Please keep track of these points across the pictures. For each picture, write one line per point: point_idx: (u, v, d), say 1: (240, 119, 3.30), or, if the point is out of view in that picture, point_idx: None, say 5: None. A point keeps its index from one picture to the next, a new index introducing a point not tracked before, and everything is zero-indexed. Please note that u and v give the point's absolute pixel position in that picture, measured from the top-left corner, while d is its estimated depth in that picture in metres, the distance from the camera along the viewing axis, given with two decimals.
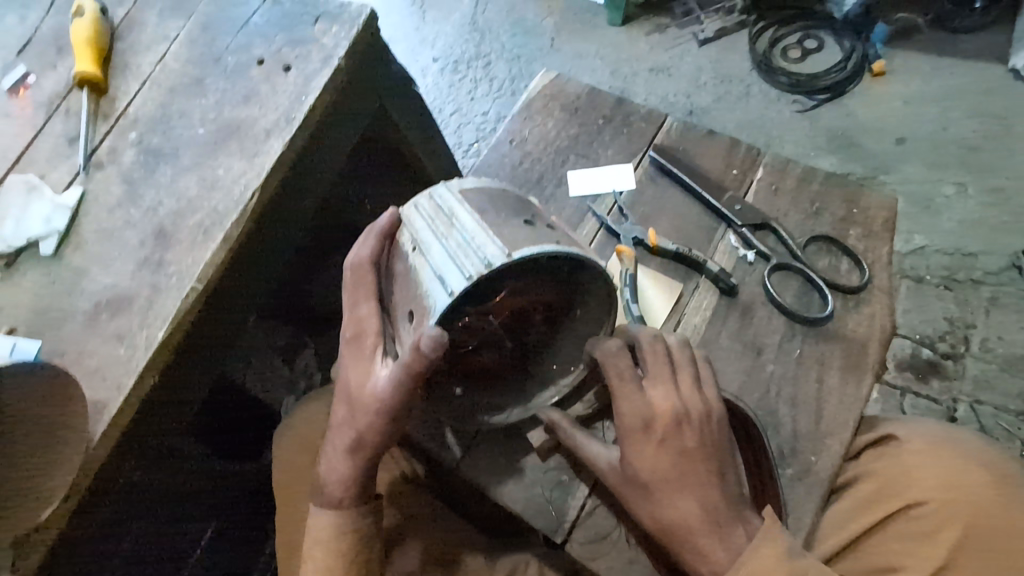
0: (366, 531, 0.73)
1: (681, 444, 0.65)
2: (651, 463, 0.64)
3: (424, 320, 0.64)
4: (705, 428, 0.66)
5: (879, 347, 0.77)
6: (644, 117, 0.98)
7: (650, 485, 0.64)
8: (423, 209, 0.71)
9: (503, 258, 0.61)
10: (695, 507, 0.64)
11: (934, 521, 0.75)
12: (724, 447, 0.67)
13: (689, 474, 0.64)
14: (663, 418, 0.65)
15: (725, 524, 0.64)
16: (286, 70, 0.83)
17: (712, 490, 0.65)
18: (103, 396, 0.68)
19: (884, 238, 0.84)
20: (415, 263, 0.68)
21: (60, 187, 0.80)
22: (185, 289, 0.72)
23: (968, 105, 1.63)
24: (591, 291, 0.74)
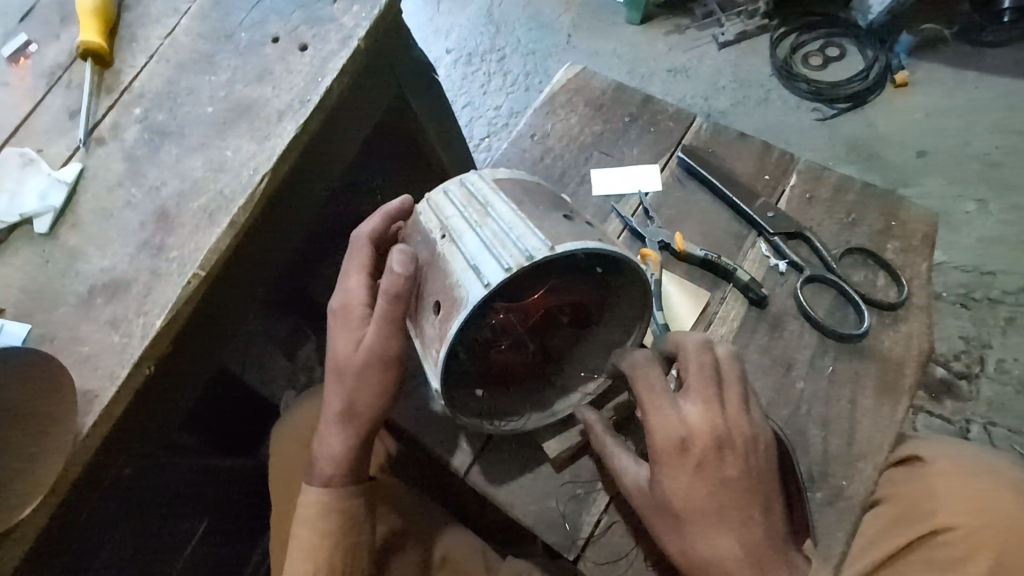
0: (355, 512, 0.68)
1: (723, 473, 0.59)
2: (684, 494, 0.58)
3: (453, 312, 0.59)
4: (751, 456, 0.60)
5: (916, 368, 0.73)
6: (673, 116, 0.94)
7: (683, 517, 0.59)
8: (455, 196, 0.67)
9: (546, 250, 0.57)
10: (731, 544, 0.58)
11: (966, 550, 0.64)
12: (768, 478, 0.61)
13: (726, 508, 0.59)
14: (702, 446, 0.59)
15: (766, 564, 0.58)
16: (302, 49, 0.79)
17: (754, 526, 0.59)
18: (94, 386, 0.63)
19: (923, 253, 0.80)
20: (445, 251, 0.63)
21: (58, 162, 0.75)
22: (187, 276, 0.68)
23: (994, 120, 1.58)
24: (624, 293, 0.70)
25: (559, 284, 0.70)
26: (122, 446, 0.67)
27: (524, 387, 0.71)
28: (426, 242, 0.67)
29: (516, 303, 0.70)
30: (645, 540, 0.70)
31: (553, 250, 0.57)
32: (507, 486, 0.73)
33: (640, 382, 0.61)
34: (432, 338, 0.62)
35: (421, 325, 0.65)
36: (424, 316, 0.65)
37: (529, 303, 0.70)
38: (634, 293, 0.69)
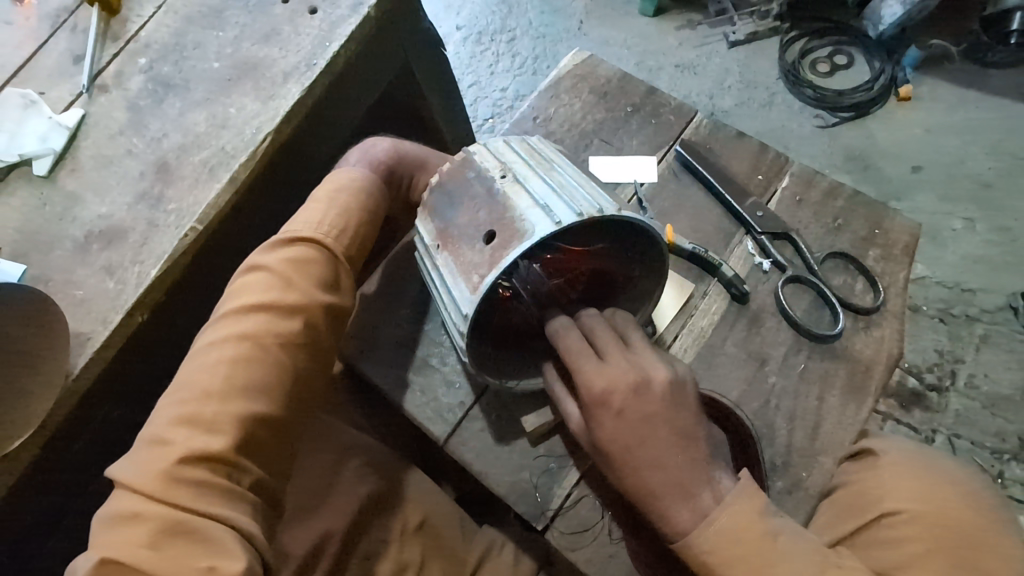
0: (355, 209, 0.70)
1: (641, 412, 0.61)
2: (612, 432, 0.61)
3: (514, 240, 0.60)
4: (669, 394, 0.63)
5: (883, 371, 0.76)
6: (674, 111, 0.95)
7: (613, 454, 0.62)
8: (517, 148, 0.69)
9: (614, 211, 0.61)
10: (663, 476, 0.60)
11: (903, 537, 0.65)
12: (691, 412, 0.63)
13: (650, 442, 0.61)
14: (617, 390, 0.62)
15: (697, 490, 0.60)
16: (312, 12, 0.79)
17: (677, 452, 0.61)
18: (87, 329, 0.64)
19: (901, 263, 0.82)
20: (506, 189, 0.64)
21: (61, 107, 0.75)
22: (183, 229, 0.69)
23: (990, 141, 1.61)
24: (639, 287, 0.74)
25: (601, 250, 0.71)
26: (113, 391, 0.69)
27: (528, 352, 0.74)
28: (481, 178, 0.67)
29: (553, 257, 0.69)
30: (611, 515, 0.72)
31: (621, 212, 0.61)
32: (484, 455, 0.75)
33: (569, 343, 0.65)
34: (477, 263, 0.62)
35: (460, 251, 0.64)
36: (467, 244, 0.64)
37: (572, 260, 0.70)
38: (647, 286, 0.73)
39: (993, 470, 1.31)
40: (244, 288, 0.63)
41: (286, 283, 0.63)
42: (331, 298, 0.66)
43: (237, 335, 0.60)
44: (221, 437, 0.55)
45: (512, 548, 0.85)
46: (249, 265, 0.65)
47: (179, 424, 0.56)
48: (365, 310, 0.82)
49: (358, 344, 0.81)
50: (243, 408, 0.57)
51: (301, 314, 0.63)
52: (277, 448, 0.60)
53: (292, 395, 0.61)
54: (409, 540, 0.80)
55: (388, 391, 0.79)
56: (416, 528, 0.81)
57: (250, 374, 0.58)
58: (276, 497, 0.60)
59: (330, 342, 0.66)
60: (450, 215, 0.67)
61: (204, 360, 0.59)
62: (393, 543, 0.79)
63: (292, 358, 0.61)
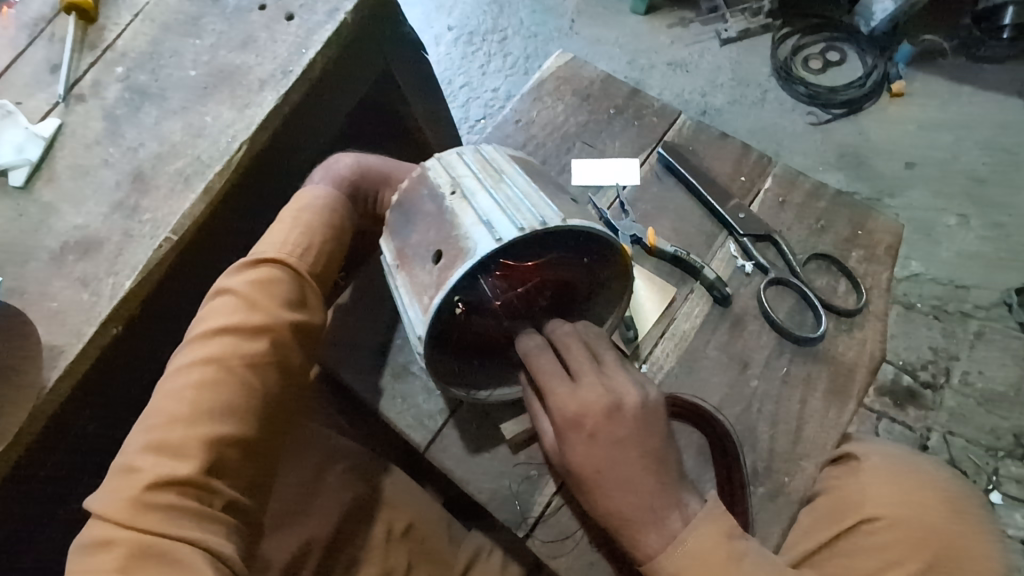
0: (320, 228, 0.71)
1: (611, 437, 0.62)
2: (584, 455, 0.61)
3: (457, 260, 0.60)
4: (640, 412, 0.63)
5: (866, 373, 0.76)
6: (657, 112, 0.95)
7: (587, 478, 0.62)
8: (470, 160, 0.69)
9: (558, 221, 0.59)
10: (631, 499, 0.60)
11: (886, 542, 0.66)
12: (661, 429, 0.64)
13: (624, 463, 0.61)
14: (589, 414, 0.62)
15: (666, 514, 0.61)
16: (288, 18, 0.79)
17: (647, 475, 0.61)
18: (61, 341, 0.64)
19: (885, 263, 0.82)
20: (454, 206, 0.64)
21: (37, 117, 0.75)
22: (159, 240, 0.69)
23: (982, 137, 1.60)
24: (610, 291, 0.73)
25: (558, 259, 0.70)
26: (90, 403, 0.68)
27: (495, 363, 0.74)
28: (432, 195, 0.67)
29: (514, 266, 0.68)
30: (592, 521, 0.72)
31: (564, 222, 0.59)
32: (465, 462, 0.75)
33: (539, 362, 0.65)
34: (427, 285, 0.62)
35: (414, 271, 0.65)
36: (419, 264, 0.65)
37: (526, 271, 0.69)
38: (616, 289, 0.72)
39: (987, 467, 1.31)
40: (211, 312, 0.64)
41: (251, 304, 0.64)
42: (297, 317, 0.66)
43: (204, 358, 0.61)
44: (189, 461, 0.56)
45: (501, 553, 0.84)
46: (216, 290, 0.66)
47: (149, 449, 0.57)
48: (345, 317, 0.82)
49: (339, 352, 0.81)
50: (211, 430, 0.58)
51: (267, 334, 0.64)
52: (248, 467, 0.61)
53: (262, 414, 0.62)
54: (392, 548, 0.79)
55: (369, 399, 0.79)
56: (400, 534, 0.80)
57: (218, 398, 0.59)
58: (251, 516, 0.61)
59: (300, 360, 0.67)
60: (406, 234, 0.68)
61: (172, 386, 0.60)
62: (377, 549, 0.79)
63: (259, 378, 0.62)
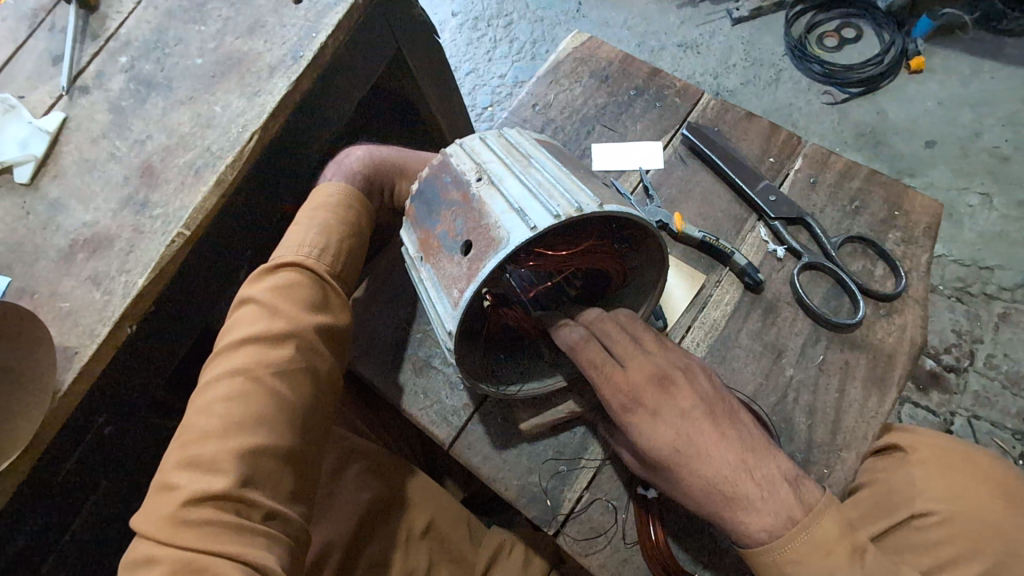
0: (339, 226, 0.70)
1: (678, 409, 0.58)
2: (652, 442, 0.58)
3: (490, 250, 0.56)
4: (695, 383, 0.60)
5: (906, 360, 0.73)
6: (679, 92, 0.91)
7: (663, 463, 0.58)
8: (493, 144, 0.65)
9: (595, 207, 0.56)
10: (715, 471, 0.55)
11: (940, 538, 0.59)
12: (722, 396, 0.60)
13: (699, 437, 0.57)
14: (648, 389, 0.59)
15: (767, 481, 0.55)
16: (296, 1, 0.76)
17: (728, 444, 0.56)
18: (75, 343, 0.62)
19: (923, 246, 0.78)
20: (481, 193, 0.60)
21: (40, 110, 0.72)
22: (170, 235, 0.66)
23: (1007, 112, 1.55)
24: (643, 278, 0.70)
25: (590, 247, 0.64)
26: (106, 405, 0.66)
27: (524, 355, 0.72)
28: (456, 182, 0.63)
29: (548, 254, 0.63)
30: (624, 517, 0.70)
31: (602, 208, 0.56)
32: (490, 458, 0.73)
33: (586, 353, 0.61)
34: (458, 276, 0.59)
35: (442, 263, 0.62)
36: (447, 255, 0.61)
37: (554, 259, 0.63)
38: (648, 278, 0.69)
39: (1014, 451, 1.27)
40: (236, 324, 0.63)
41: (274, 311, 0.62)
42: (321, 321, 0.64)
43: (231, 371, 0.59)
44: (222, 475, 0.54)
45: (524, 549, 0.81)
46: (239, 300, 0.65)
47: (183, 467, 0.56)
48: (365, 311, 0.80)
49: (359, 347, 0.78)
50: (243, 442, 0.56)
51: (292, 341, 0.62)
52: (287, 474, 0.59)
53: (294, 422, 0.60)
54: (417, 546, 0.78)
55: (391, 395, 0.76)
56: (423, 533, 0.79)
57: (249, 407, 0.58)
58: (297, 525, 0.58)
59: (329, 365, 0.65)
60: (431, 223, 0.64)
61: (203, 402, 0.59)
62: (400, 549, 0.77)
63: (288, 386, 0.60)
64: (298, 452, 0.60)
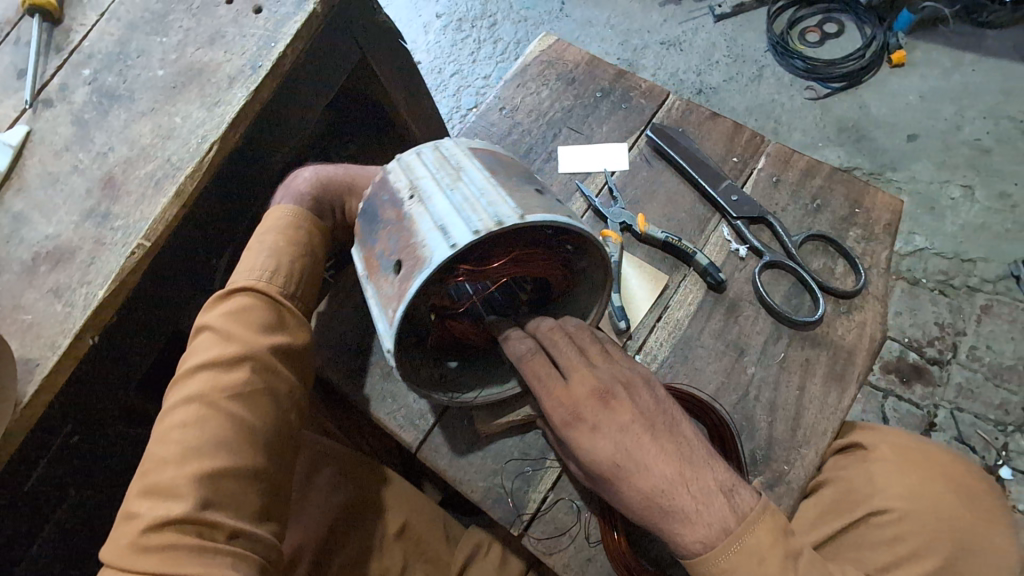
0: (295, 245, 0.71)
1: (615, 422, 0.59)
2: (594, 456, 0.58)
3: (415, 270, 0.58)
4: (638, 397, 0.61)
5: (867, 356, 0.73)
6: (645, 93, 0.92)
7: (604, 476, 0.58)
8: (428, 159, 0.66)
9: (516, 218, 0.56)
10: (649, 484, 0.56)
11: (897, 532, 0.64)
12: (665, 409, 0.61)
13: (637, 451, 0.57)
14: (587, 400, 0.61)
15: (704, 492, 0.55)
16: (256, 11, 0.76)
17: (667, 457, 0.57)
18: (36, 355, 0.62)
19: (885, 242, 0.79)
20: (412, 212, 0.62)
21: (5, 124, 0.73)
22: (131, 246, 0.67)
23: (986, 104, 1.56)
24: (589, 277, 0.71)
25: (525, 256, 0.64)
26: (70, 415, 0.67)
27: (477, 360, 0.73)
28: (393, 200, 0.65)
29: (481, 270, 0.62)
30: (588, 517, 0.70)
31: (524, 219, 0.56)
32: (454, 460, 0.74)
33: (533, 366, 0.63)
34: (390, 296, 0.60)
35: (379, 283, 0.63)
36: (383, 275, 0.62)
37: (488, 271, 0.63)
38: (596, 278, 0.70)
39: (997, 443, 1.28)
40: (193, 350, 0.64)
41: (227, 337, 0.63)
42: (276, 341, 0.65)
43: (186, 398, 0.60)
44: (182, 499, 0.55)
45: (498, 549, 0.82)
46: (195, 329, 0.66)
47: (145, 494, 0.56)
48: (332, 316, 0.81)
49: (327, 353, 0.79)
50: (201, 466, 0.57)
51: (246, 364, 0.62)
52: (252, 493, 0.59)
53: (254, 441, 0.61)
54: (388, 548, 0.79)
55: (358, 400, 0.77)
56: (394, 536, 0.79)
57: (207, 430, 0.58)
58: (264, 543, 0.58)
59: (287, 384, 0.65)
60: (371, 243, 0.66)
61: (162, 428, 0.60)
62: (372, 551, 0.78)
63: (246, 408, 0.61)
64: (262, 470, 0.61)
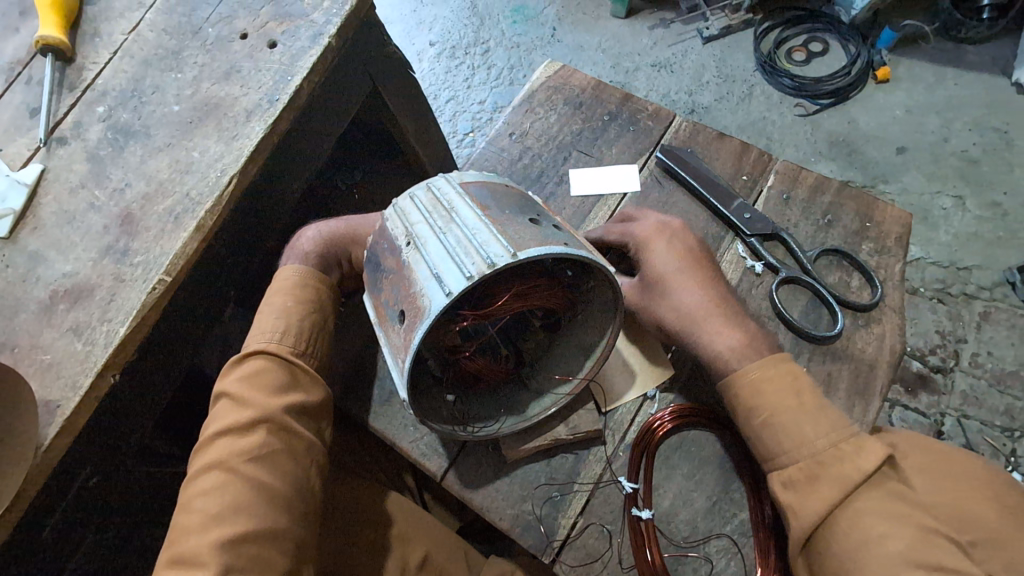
0: (302, 298, 0.71)
1: (667, 242, 0.73)
2: (661, 260, 0.71)
3: (417, 320, 0.57)
4: (686, 239, 0.73)
5: (887, 368, 0.74)
6: (652, 116, 0.93)
7: (662, 278, 0.71)
8: (420, 201, 0.65)
9: (507, 257, 0.54)
10: (701, 292, 0.70)
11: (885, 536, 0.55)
12: (703, 252, 0.74)
13: (678, 272, 0.70)
14: (651, 238, 0.73)
15: (721, 328, 0.68)
16: (271, 46, 0.77)
17: (704, 288, 0.70)
18: (57, 396, 0.61)
19: (896, 254, 0.81)
20: (409, 259, 0.61)
21: (18, 163, 0.73)
22: (152, 282, 0.66)
23: (972, 117, 1.60)
24: (595, 300, 0.70)
25: (525, 290, 0.64)
26: (91, 454, 0.66)
27: (496, 390, 0.72)
28: (392, 248, 0.65)
29: (484, 311, 0.63)
30: (620, 541, 0.69)
31: (516, 256, 0.54)
32: (481, 488, 0.72)
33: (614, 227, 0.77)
34: (399, 346, 0.60)
35: (389, 333, 0.63)
36: (391, 324, 0.63)
37: (497, 309, 0.63)
38: (606, 296, 0.68)
39: (1005, 449, 1.28)
40: (212, 418, 0.64)
41: (243, 401, 0.63)
42: (291, 400, 0.64)
43: (207, 465, 0.60)
44: (204, 569, 0.54)
45: None
46: (213, 396, 0.66)
47: (171, 566, 0.56)
48: (349, 344, 0.80)
49: (348, 383, 0.79)
50: (224, 532, 0.56)
51: (262, 427, 0.62)
52: (277, 556, 0.57)
53: (278, 501, 0.59)
54: None
55: (380, 430, 0.76)
56: (417, 569, 0.77)
57: (231, 495, 0.58)
58: None
59: (306, 442, 0.64)
60: (378, 292, 0.66)
61: (187, 499, 0.59)
62: None
63: (265, 471, 0.60)
64: (285, 532, 0.59)
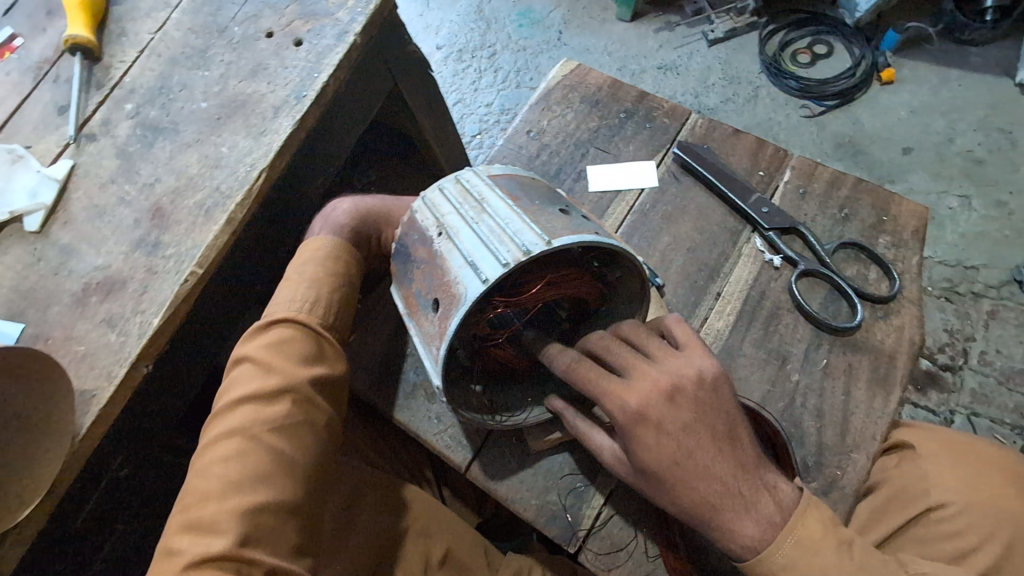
0: (325, 270, 0.71)
1: (677, 461, 0.56)
2: (670, 496, 0.57)
3: (451, 309, 0.58)
4: (674, 393, 0.57)
5: (906, 360, 0.75)
6: (668, 113, 0.94)
7: (691, 512, 0.57)
8: (451, 192, 0.66)
9: (542, 245, 0.56)
10: (737, 521, 0.56)
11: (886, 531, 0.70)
12: (700, 399, 0.57)
13: (697, 489, 0.56)
14: (649, 459, 0.56)
15: (747, 506, 0.56)
16: (297, 44, 0.78)
17: (723, 475, 0.56)
18: (92, 386, 0.62)
19: (913, 248, 0.82)
20: (442, 249, 0.62)
21: (49, 159, 0.74)
22: (184, 274, 0.67)
23: (977, 117, 1.61)
24: (622, 291, 0.71)
25: (557, 278, 0.65)
26: (123, 444, 0.66)
27: (521, 381, 0.73)
28: (422, 238, 0.66)
29: (516, 300, 0.64)
30: (645, 532, 0.70)
31: (550, 244, 0.55)
32: (506, 479, 0.73)
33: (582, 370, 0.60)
34: (432, 334, 0.62)
35: (420, 322, 0.64)
36: (422, 313, 0.64)
37: (529, 298, 0.64)
38: (632, 287, 0.69)
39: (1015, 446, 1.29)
40: (233, 382, 0.64)
41: (269, 369, 0.63)
42: (316, 373, 0.65)
43: (226, 432, 0.60)
44: (222, 535, 0.55)
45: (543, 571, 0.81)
46: (234, 359, 0.66)
47: (185, 529, 0.56)
48: (372, 338, 0.81)
49: (372, 376, 0.79)
50: (242, 501, 0.56)
51: (287, 397, 0.62)
52: (290, 526, 0.59)
53: (296, 472, 0.60)
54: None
55: (404, 422, 0.77)
56: (439, 562, 0.78)
57: (251, 463, 0.58)
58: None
59: (326, 416, 0.65)
60: (408, 282, 0.67)
61: (204, 464, 0.59)
62: None
63: (286, 441, 0.61)
64: (298, 504, 0.60)
